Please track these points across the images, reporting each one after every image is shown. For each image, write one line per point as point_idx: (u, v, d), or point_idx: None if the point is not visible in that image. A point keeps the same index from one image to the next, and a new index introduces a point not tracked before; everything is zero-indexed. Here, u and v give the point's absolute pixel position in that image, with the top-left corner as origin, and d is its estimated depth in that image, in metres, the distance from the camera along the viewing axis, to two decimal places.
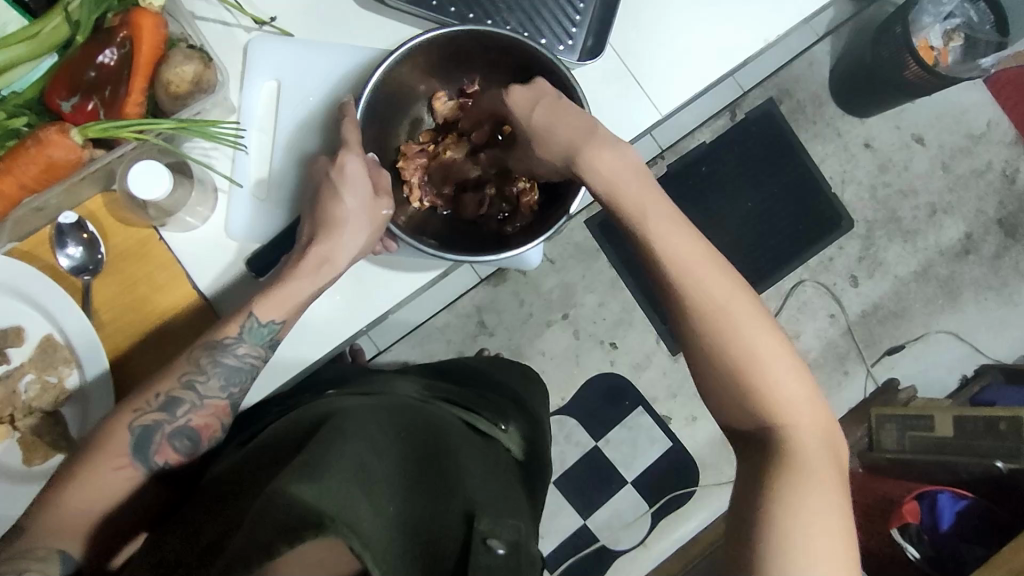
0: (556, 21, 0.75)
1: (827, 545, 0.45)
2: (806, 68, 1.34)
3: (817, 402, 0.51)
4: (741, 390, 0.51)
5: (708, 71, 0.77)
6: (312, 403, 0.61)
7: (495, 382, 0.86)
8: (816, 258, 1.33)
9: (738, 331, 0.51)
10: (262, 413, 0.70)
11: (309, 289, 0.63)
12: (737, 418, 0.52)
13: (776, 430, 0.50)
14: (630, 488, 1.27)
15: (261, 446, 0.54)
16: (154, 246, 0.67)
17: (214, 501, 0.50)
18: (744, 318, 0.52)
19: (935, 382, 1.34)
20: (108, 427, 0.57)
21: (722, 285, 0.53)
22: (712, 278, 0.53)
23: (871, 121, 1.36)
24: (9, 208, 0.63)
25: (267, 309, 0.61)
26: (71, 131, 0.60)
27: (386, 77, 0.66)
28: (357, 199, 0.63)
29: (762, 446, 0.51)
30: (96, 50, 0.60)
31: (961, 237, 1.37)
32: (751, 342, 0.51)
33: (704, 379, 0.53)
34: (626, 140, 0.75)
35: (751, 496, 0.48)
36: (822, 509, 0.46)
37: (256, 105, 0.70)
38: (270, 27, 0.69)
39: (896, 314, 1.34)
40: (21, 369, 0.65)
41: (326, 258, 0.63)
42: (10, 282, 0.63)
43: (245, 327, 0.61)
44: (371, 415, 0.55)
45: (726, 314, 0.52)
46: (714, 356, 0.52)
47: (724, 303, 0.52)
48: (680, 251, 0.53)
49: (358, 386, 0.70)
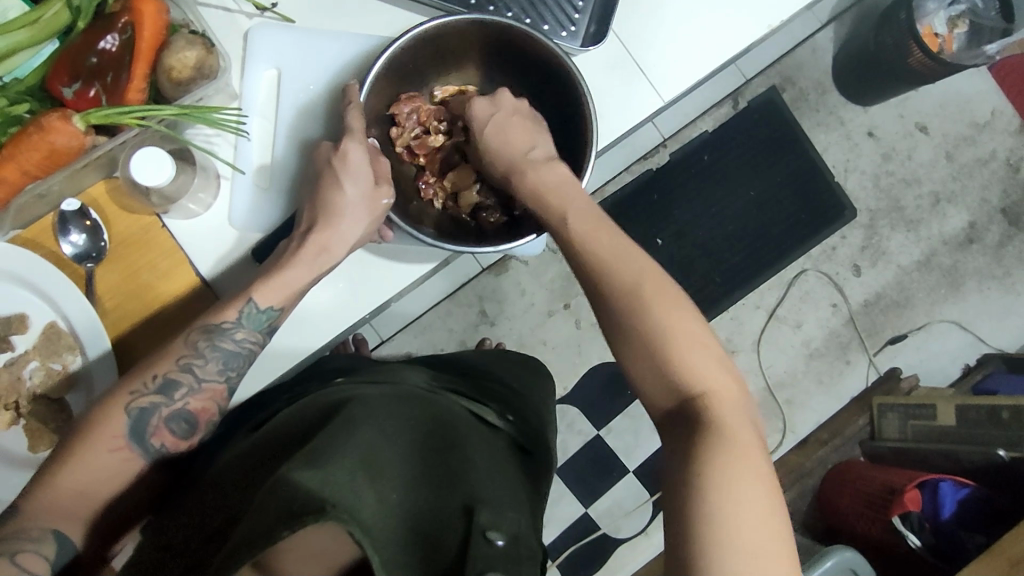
0: (558, 7, 0.74)
1: (753, 508, 0.45)
2: (810, 55, 1.33)
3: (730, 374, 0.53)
4: (664, 371, 0.52)
5: (711, 58, 0.76)
6: (321, 392, 0.61)
7: (500, 377, 0.85)
8: (819, 247, 1.33)
9: (661, 313, 0.53)
10: (271, 399, 0.70)
11: (309, 277, 0.63)
12: (655, 397, 0.53)
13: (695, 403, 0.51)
14: (631, 477, 1.27)
15: (268, 435, 0.55)
16: (156, 234, 0.67)
17: (224, 485, 0.50)
18: (663, 302, 0.53)
19: (937, 371, 1.34)
20: (103, 408, 0.57)
21: (654, 283, 0.55)
22: (628, 266, 0.55)
23: (875, 110, 1.35)
24: (12, 195, 0.63)
25: (267, 295, 0.61)
26: (73, 117, 0.60)
27: (389, 65, 0.66)
28: (358, 188, 0.63)
29: (682, 418, 0.51)
30: (97, 37, 0.60)
31: (964, 225, 1.36)
32: (679, 334, 0.52)
33: (626, 360, 0.54)
34: (626, 128, 0.75)
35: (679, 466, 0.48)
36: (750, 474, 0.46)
37: (257, 94, 0.69)
38: (271, 13, 0.69)
39: (898, 303, 1.34)
40: (25, 356, 0.65)
41: (326, 246, 0.63)
42: (13, 268, 0.63)
43: (244, 313, 0.61)
44: (379, 405, 0.56)
45: (641, 296, 0.54)
46: (641, 349, 0.53)
47: (650, 295, 0.54)
48: (608, 254, 0.57)
49: (366, 375, 0.69)
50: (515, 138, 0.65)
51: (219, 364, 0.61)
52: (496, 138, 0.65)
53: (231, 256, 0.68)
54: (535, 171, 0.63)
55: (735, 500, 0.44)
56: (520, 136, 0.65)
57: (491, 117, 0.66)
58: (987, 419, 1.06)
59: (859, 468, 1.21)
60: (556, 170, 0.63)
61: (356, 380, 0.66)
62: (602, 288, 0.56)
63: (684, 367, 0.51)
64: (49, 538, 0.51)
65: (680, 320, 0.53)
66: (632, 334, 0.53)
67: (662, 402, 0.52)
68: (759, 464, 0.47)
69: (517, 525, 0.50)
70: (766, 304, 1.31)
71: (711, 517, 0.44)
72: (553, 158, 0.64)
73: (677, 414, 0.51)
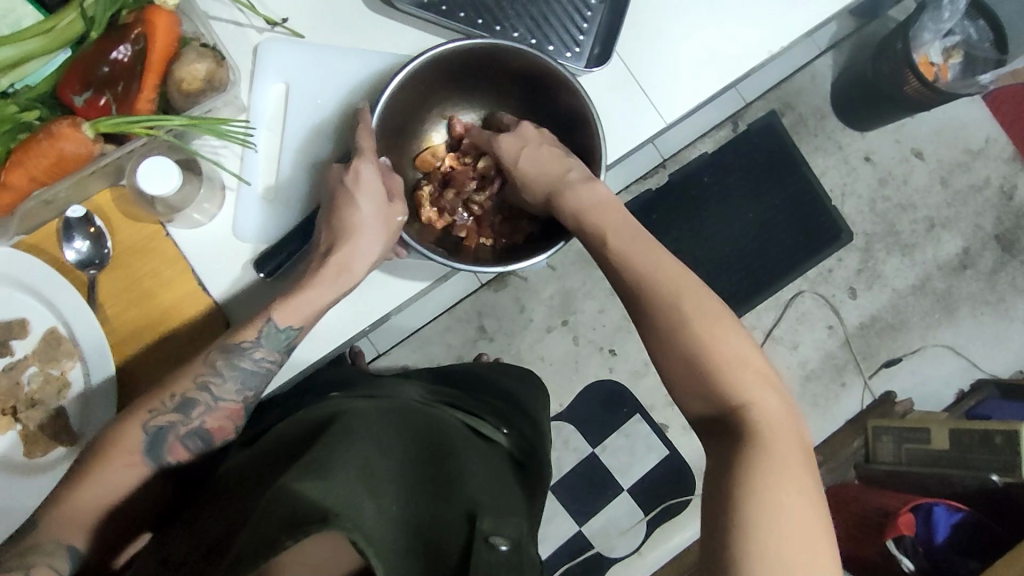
0: (564, 28, 0.76)
1: (801, 523, 0.45)
2: (808, 81, 1.35)
3: (781, 397, 0.53)
4: (711, 384, 0.53)
5: (712, 82, 0.78)
6: (317, 405, 0.61)
7: (497, 390, 0.85)
8: (816, 270, 1.34)
9: (704, 329, 0.54)
10: (265, 418, 0.70)
11: (330, 295, 0.63)
12: (699, 407, 0.54)
13: (739, 414, 0.52)
14: (626, 495, 1.27)
15: (265, 448, 0.54)
16: (160, 242, 0.67)
17: (221, 496, 0.50)
18: (703, 318, 0.54)
19: (931, 395, 1.34)
20: (121, 422, 0.57)
21: (695, 299, 0.55)
22: (662, 275, 0.57)
23: (872, 136, 1.37)
24: (18, 201, 0.63)
25: (285, 314, 0.61)
26: (82, 125, 0.60)
27: (402, 87, 0.67)
28: (372, 206, 0.63)
29: (727, 429, 0.52)
30: (109, 46, 0.61)
31: (958, 251, 1.38)
32: (725, 353, 0.53)
33: (670, 376, 0.55)
34: (627, 151, 0.77)
35: (722, 480, 0.49)
36: (795, 493, 0.47)
37: (267, 110, 0.70)
38: (282, 28, 0.70)
39: (893, 327, 1.35)
40: (25, 361, 0.65)
41: (345, 265, 0.63)
42: (16, 274, 0.64)
43: (263, 332, 0.61)
44: (380, 416, 0.56)
45: (677, 312, 0.55)
46: (677, 365, 0.54)
47: (689, 310, 0.55)
48: (647, 269, 0.57)
49: (363, 389, 0.70)
50: (550, 162, 0.65)
51: (226, 377, 0.60)
52: (534, 158, 0.65)
53: (236, 267, 0.68)
54: (572, 191, 0.63)
55: (783, 506, 0.46)
56: (554, 158, 0.65)
57: (520, 151, 0.66)
58: (979, 442, 1.06)
59: (854, 490, 1.21)
60: (594, 188, 0.63)
61: (354, 393, 0.66)
62: (637, 301, 0.57)
63: (733, 381, 0.52)
64: (61, 553, 0.52)
65: (723, 337, 0.53)
66: (674, 353, 0.54)
67: (697, 410, 0.54)
68: (803, 477, 0.48)
69: (515, 534, 0.50)
70: (762, 325, 1.33)
71: (759, 536, 0.44)
72: (592, 178, 0.64)
73: (721, 427, 0.52)
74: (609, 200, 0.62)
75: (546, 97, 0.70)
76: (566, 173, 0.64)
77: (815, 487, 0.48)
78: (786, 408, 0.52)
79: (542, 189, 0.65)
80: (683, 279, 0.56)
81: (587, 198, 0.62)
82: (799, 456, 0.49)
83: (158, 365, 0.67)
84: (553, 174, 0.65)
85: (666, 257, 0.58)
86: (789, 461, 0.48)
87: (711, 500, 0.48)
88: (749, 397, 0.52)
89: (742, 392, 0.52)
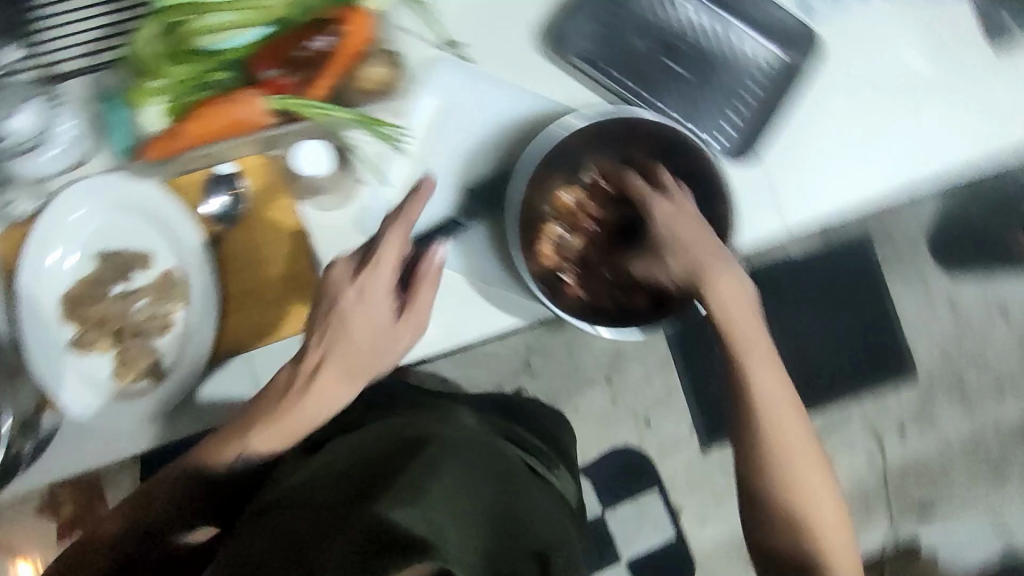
0: (713, 117, 0.78)
1: None
2: (912, 212, 1.33)
3: (829, 485, 0.73)
4: (786, 484, 0.71)
5: (846, 204, 0.77)
6: (384, 422, 0.66)
7: (547, 427, 0.88)
8: (871, 399, 1.31)
9: (789, 435, 0.71)
10: (320, 426, 0.74)
11: (316, 420, 0.64)
12: (778, 497, 0.72)
13: (800, 509, 0.71)
14: (622, 566, 1.27)
15: (339, 459, 0.59)
16: (287, 215, 0.69)
17: (294, 497, 0.53)
18: (788, 428, 0.72)
19: (947, 553, 1.32)
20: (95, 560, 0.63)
21: (789, 407, 0.72)
22: (769, 386, 0.71)
23: (961, 283, 1.34)
24: (183, 149, 0.68)
25: (268, 448, 0.64)
26: (264, 98, 0.66)
27: (571, 141, 0.70)
28: (367, 347, 0.64)
29: (791, 519, 0.72)
30: (308, 35, 0.67)
31: (1016, 418, 1.35)
32: (798, 459, 0.71)
33: (759, 475, 0.72)
34: (748, 246, 0.75)
35: (800, 546, 0.72)
36: (847, 550, 0.73)
37: (421, 120, 0.72)
38: (457, 54, 0.73)
39: (932, 476, 1.32)
40: (140, 291, 0.68)
41: (338, 398, 0.65)
42: (156, 210, 0.67)
43: (244, 452, 0.63)
44: (454, 445, 0.59)
45: (776, 421, 0.71)
46: (772, 471, 0.71)
47: (783, 423, 0.72)
48: (764, 392, 0.71)
49: (426, 411, 0.73)
50: (697, 239, 0.67)
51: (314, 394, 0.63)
52: (681, 240, 0.67)
53: (353, 258, 0.70)
54: (716, 276, 0.67)
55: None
56: (700, 237, 0.67)
57: (671, 222, 0.68)
58: None
59: None
60: (741, 283, 0.69)
61: (417, 416, 0.69)
62: (748, 413, 0.72)
63: (805, 484, 0.71)
64: None
65: (800, 441, 0.72)
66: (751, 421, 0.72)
67: (778, 511, 0.72)
68: (844, 537, 0.73)
69: None
70: None
71: None
72: (738, 271, 0.69)
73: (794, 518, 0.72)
74: (747, 298, 0.70)
75: (698, 193, 0.71)
76: (717, 256, 0.67)
77: (846, 544, 0.73)
78: (833, 489, 0.73)
79: (689, 265, 0.67)
80: (786, 395, 0.72)
81: (730, 295, 0.68)
82: (845, 544, 0.73)
83: (256, 332, 0.68)
84: (702, 254, 0.67)
85: (777, 363, 0.72)
86: (838, 532, 0.73)
87: (768, 559, 0.75)
88: (807, 496, 0.72)
89: (805, 486, 0.72)
